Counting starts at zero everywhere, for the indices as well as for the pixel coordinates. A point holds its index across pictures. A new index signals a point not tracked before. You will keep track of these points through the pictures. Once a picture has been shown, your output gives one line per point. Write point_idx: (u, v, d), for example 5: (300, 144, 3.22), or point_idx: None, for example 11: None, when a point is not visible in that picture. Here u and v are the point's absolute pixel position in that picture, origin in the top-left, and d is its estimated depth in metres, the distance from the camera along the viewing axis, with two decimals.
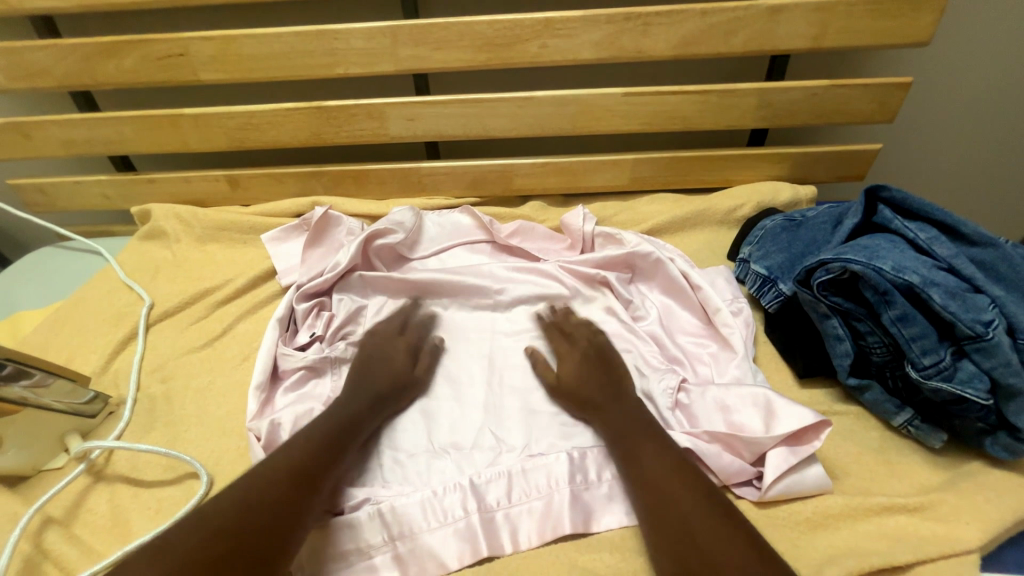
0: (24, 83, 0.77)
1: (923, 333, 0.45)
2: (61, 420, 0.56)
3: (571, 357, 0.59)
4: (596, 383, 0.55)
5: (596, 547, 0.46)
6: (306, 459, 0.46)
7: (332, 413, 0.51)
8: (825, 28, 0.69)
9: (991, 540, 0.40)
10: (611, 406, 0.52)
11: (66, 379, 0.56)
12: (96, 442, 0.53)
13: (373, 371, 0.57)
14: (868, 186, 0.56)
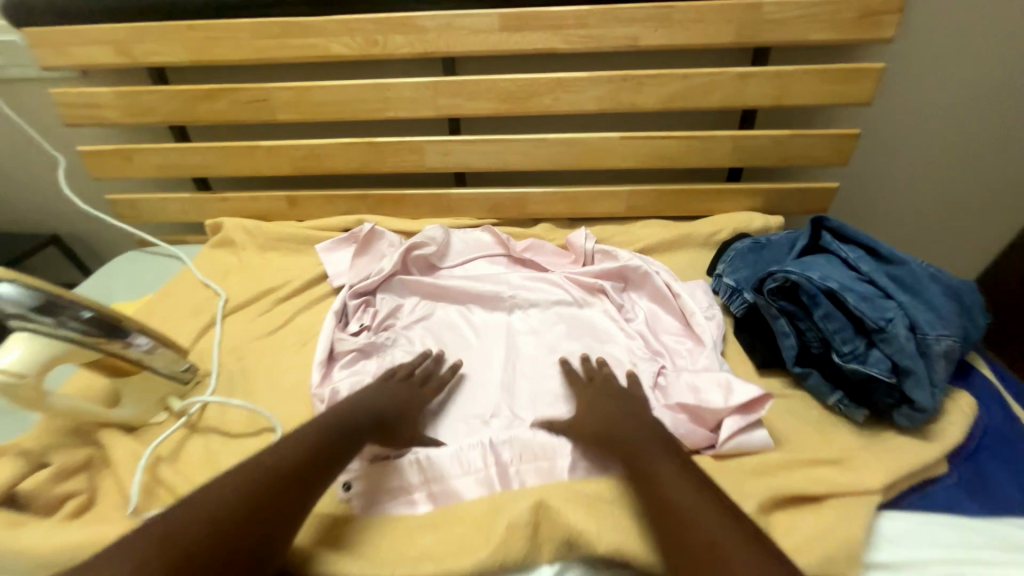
0: (135, 119, 0.95)
1: (842, 327, 0.59)
2: (161, 383, 0.69)
3: (585, 390, 0.64)
4: (602, 414, 0.58)
5: (588, 487, 0.49)
6: (297, 473, 0.50)
7: (338, 425, 0.56)
8: (784, 90, 0.86)
9: (893, 484, 0.52)
10: (620, 431, 0.55)
11: (172, 350, 0.70)
12: (196, 399, 0.68)
13: (380, 399, 0.63)
14: (814, 217, 0.71)
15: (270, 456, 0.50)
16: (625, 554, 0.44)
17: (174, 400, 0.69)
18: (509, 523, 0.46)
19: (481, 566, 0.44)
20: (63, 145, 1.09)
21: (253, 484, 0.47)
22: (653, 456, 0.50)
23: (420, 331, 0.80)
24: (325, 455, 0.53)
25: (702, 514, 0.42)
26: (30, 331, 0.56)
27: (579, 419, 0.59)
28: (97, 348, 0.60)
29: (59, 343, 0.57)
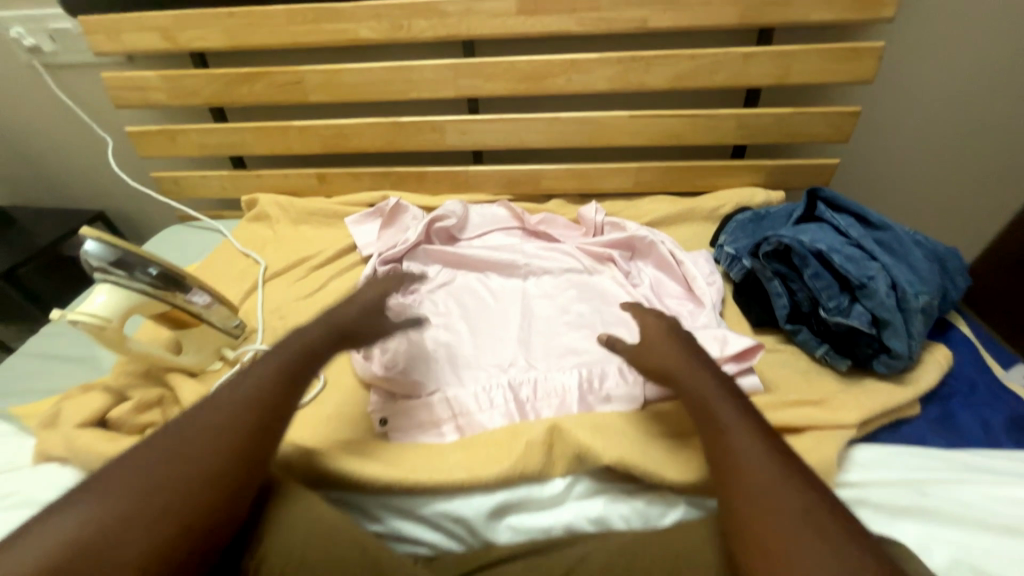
0: (179, 101, 1.03)
1: (828, 285, 0.65)
2: (217, 335, 0.77)
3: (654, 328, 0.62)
4: (680, 360, 0.55)
5: (598, 420, 0.57)
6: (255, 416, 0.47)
7: (297, 357, 0.53)
8: (788, 69, 0.90)
9: (868, 420, 0.59)
10: (702, 384, 0.52)
11: (224, 306, 0.78)
12: (249, 349, 0.77)
13: (335, 328, 0.59)
14: (810, 188, 0.77)
15: (217, 408, 0.46)
16: (627, 464, 0.51)
17: (228, 349, 0.78)
18: (528, 441, 0.54)
19: (505, 473, 0.52)
20: (111, 126, 1.18)
21: (199, 440, 0.44)
22: (729, 416, 0.47)
23: (443, 295, 0.87)
24: (280, 391, 0.50)
25: (766, 483, 0.41)
26: (109, 282, 0.65)
27: (648, 359, 0.58)
28: (163, 300, 0.68)
29: (131, 293, 0.66)
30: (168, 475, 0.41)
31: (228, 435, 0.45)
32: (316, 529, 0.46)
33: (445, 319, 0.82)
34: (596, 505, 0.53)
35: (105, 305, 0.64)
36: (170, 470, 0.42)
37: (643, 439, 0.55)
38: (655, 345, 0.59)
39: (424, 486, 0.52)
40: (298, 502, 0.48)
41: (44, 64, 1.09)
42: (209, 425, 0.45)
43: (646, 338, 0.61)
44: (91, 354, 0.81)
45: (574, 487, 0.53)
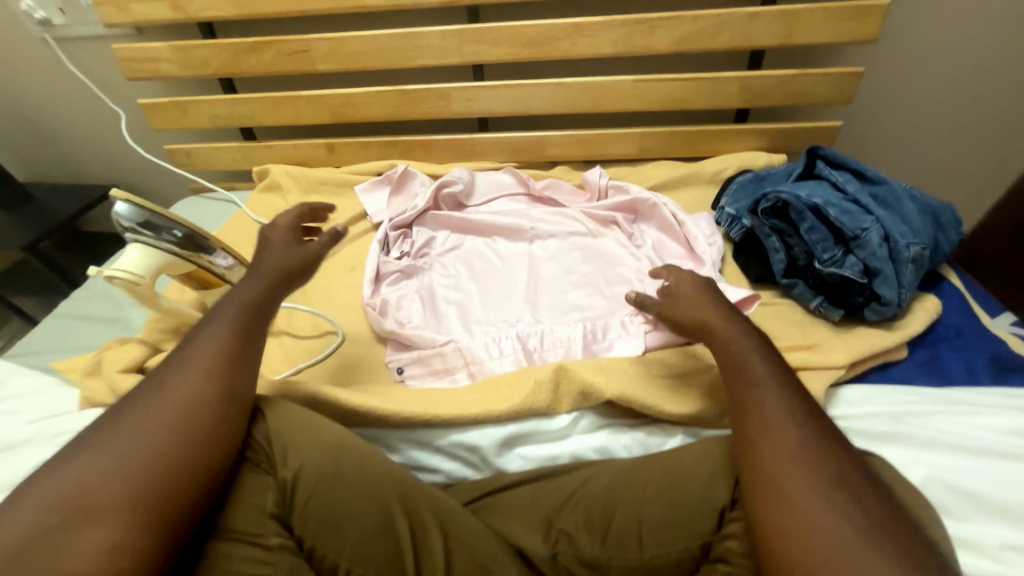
0: (190, 72, 1.05)
1: (824, 238, 0.68)
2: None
3: (689, 285, 0.58)
4: (722, 316, 0.53)
5: (605, 365, 0.60)
6: (226, 376, 0.48)
7: (246, 315, 0.52)
8: (792, 29, 0.90)
9: (857, 361, 0.62)
10: (741, 341, 0.50)
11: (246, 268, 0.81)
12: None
13: (269, 280, 0.56)
14: (809, 146, 0.79)
15: (184, 372, 0.47)
16: (628, 398, 0.56)
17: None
18: (536, 380, 0.58)
19: (515, 408, 0.57)
20: (123, 100, 1.20)
21: (171, 401, 0.45)
22: (760, 375, 0.47)
23: (452, 258, 0.90)
24: (244, 349, 0.50)
25: (779, 436, 0.43)
26: (140, 242, 0.69)
27: (688, 314, 0.55)
28: (189, 261, 0.72)
29: (160, 254, 0.70)
30: (147, 433, 0.43)
31: (203, 394, 0.46)
32: (306, 428, 0.50)
33: (455, 280, 0.86)
34: (599, 437, 0.57)
35: (136, 264, 0.68)
36: (148, 429, 0.43)
37: (642, 376, 0.60)
38: (694, 301, 0.56)
39: (441, 420, 0.56)
40: (281, 412, 0.51)
41: (55, 37, 1.11)
42: (178, 387, 0.46)
43: (680, 293, 0.57)
44: (120, 315, 0.86)
45: (579, 422, 0.58)
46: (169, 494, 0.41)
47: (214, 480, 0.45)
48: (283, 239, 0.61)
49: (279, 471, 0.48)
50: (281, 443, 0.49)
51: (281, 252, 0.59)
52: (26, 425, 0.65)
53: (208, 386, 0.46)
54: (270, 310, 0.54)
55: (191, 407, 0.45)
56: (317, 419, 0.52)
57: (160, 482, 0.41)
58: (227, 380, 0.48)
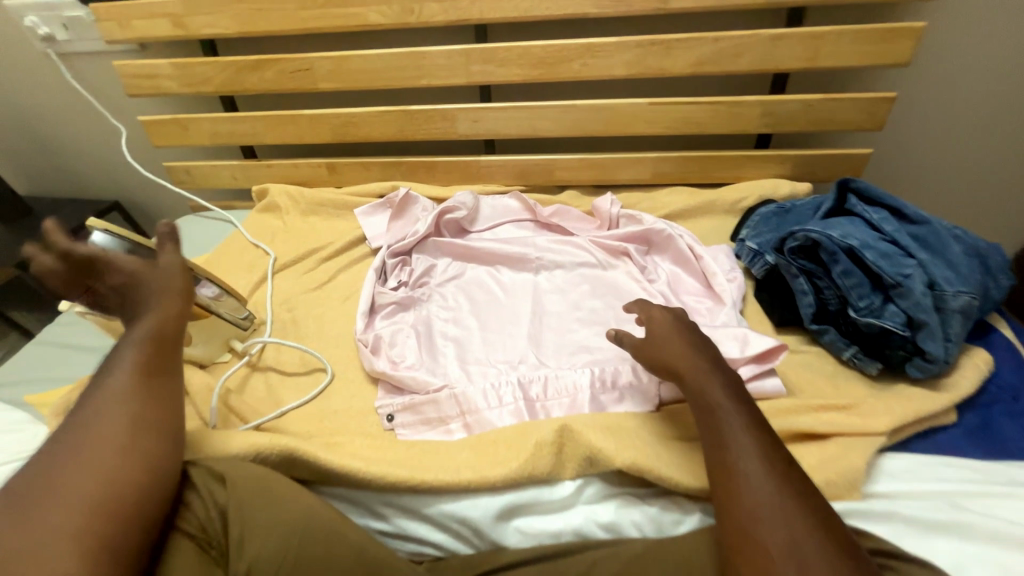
0: (190, 89, 1.02)
1: (860, 283, 0.61)
2: (226, 326, 0.76)
3: (659, 325, 0.60)
4: (689, 362, 0.55)
5: (621, 431, 0.53)
6: (143, 409, 0.46)
7: (151, 351, 0.50)
8: (817, 52, 0.84)
9: (899, 427, 0.55)
10: (711, 390, 0.52)
11: (234, 298, 0.78)
12: (256, 341, 0.75)
13: (161, 306, 0.52)
14: (840, 180, 0.73)
15: (106, 412, 0.45)
16: (641, 467, 0.49)
17: (236, 342, 0.76)
18: (537, 441, 0.52)
19: (513, 474, 0.50)
20: (125, 116, 1.19)
21: (85, 444, 0.43)
22: (732, 426, 0.48)
23: (452, 289, 0.85)
24: (157, 381, 0.49)
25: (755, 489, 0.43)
26: None
27: (656, 355, 0.58)
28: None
29: None
30: (59, 480, 0.40)
31: (129, 432, 0.44)
32: (267, 497, 0.45)
33: (454, 314, 0.80)
34: (607, 510, 0.50)
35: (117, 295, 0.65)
36: (61, 475, 0.40)
37: (656, 439, 0.53)
38: (664, 344, 0.58)
39: (429, 485, 0.50)
40: (240, 479, 0.47)
41: (57, 53, 1.09)
42: (91, 428, 0.44)
43: (654, 334, 0.59)
44: (102, 344, 0.82)
45: (584, 491, 0.51)
46: (101, 533, 0.39)
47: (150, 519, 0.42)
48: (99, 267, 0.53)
49: (233, 563, 0.42)
50: (237, 515, 0.44)
51: (146, 275, 0.54)
52: None
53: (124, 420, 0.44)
54: (173, 338, 0.52)
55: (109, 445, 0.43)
56: (282, 485, 0.47)
57: (85, 524, 0.39)
58: (141, 412, 0.46)
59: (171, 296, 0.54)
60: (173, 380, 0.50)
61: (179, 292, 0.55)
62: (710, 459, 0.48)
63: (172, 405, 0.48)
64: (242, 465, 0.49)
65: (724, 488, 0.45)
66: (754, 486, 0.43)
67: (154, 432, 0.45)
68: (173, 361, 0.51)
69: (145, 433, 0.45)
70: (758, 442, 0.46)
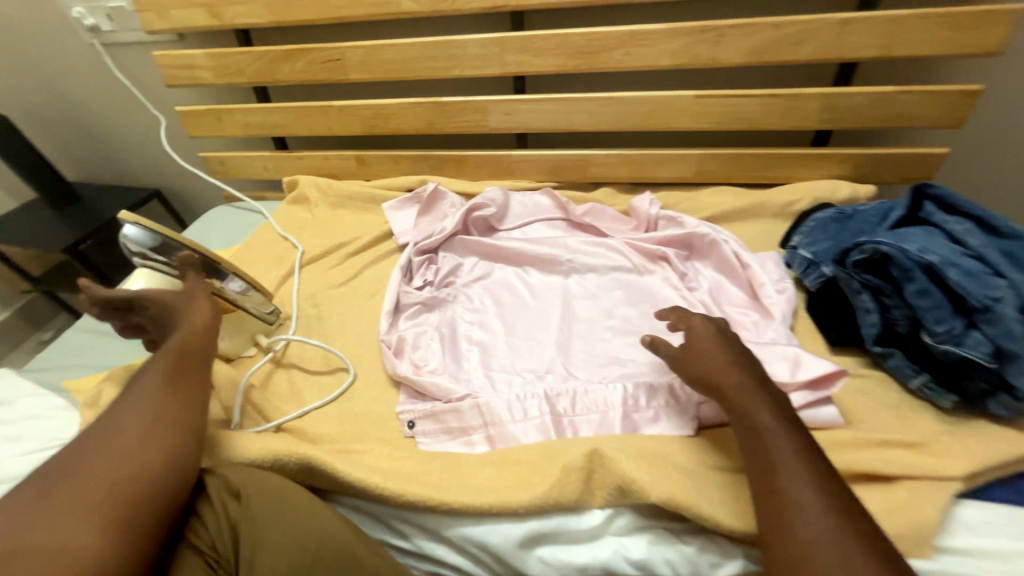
0: (224, 80, 1.02)
1: (938, 304, 0.54)
2: (252, 322, 0.75)
3: (698, 334, 0.55)
4: (734, 378, 0.49)
5: (658, 463, 0.49)
6: (167, 403, 0.47)
7: (178, 354, 0.52)
8: (892, 38, 0.75)
9: (978, 473, 0.48)
10: (757, 411, 0.46)
11: (260, 293, 0.76)
12: (281, 338, 0.74)
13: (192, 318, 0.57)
14: (916, 185, 0.65)
15: (133, 407, 0.46)
16: (678, 503, 0.45)
17: (262, 336, 0.76)
18: (564, 465, 0.49)
19: (538, 500, 0.47)
20: (165, 106, 1.21)
21: (108, 434, 0.44)
22: (782, 452, 0.43)
23: (479, 290, 0.82)
24: (181, 378, 0.50)
25: (811, 523, 0.38)
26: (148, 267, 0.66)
27: (694, 369, 0.53)
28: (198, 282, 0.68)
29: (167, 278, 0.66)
30: (81, 466, 0.41)
31: (151, 425, 0.45)
32: (282, 511, 0.45)
33: (480, 317, 0.77)
34: (638, 544, 0.47)
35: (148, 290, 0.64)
36: (82, 463, 0.41)
37: (694, 470, 0.49)
38: (705, 356, 0.53)
39: (450, 506, 0.48)
40: (256, 494, 0.46)
41: (102, 43, 1.12)
42: (116, 418, 0.45)
43: (692, 345, 0.54)
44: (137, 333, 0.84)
45: (614, 521, 0.48)
46: (118, 522, 0.39)
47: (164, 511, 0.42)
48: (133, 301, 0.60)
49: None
50: (251, 534, 0.43)
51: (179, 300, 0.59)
52: (23, 456, 0.61)
53: (147, 413, 0.46)
54: (198, 342, 0.55)
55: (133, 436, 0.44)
56: (299, 500, 0.46)
57: (100, 512, 0.39)
58: (165, 406, 0.47)
59: (199, 310, 0.58)
60: (197, 380, 0.52)
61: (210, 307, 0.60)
62: (758, 489, 0.43)
63: (196, 402, 0.49)
64: (261, 477, 0.48)
65: (776, 524, 0.40)
66: (810, 520, 0.38)
67: (175, 427, 0.46)
68: (200, 363, 0.54)
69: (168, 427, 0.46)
70: (811, 472, 0.41)
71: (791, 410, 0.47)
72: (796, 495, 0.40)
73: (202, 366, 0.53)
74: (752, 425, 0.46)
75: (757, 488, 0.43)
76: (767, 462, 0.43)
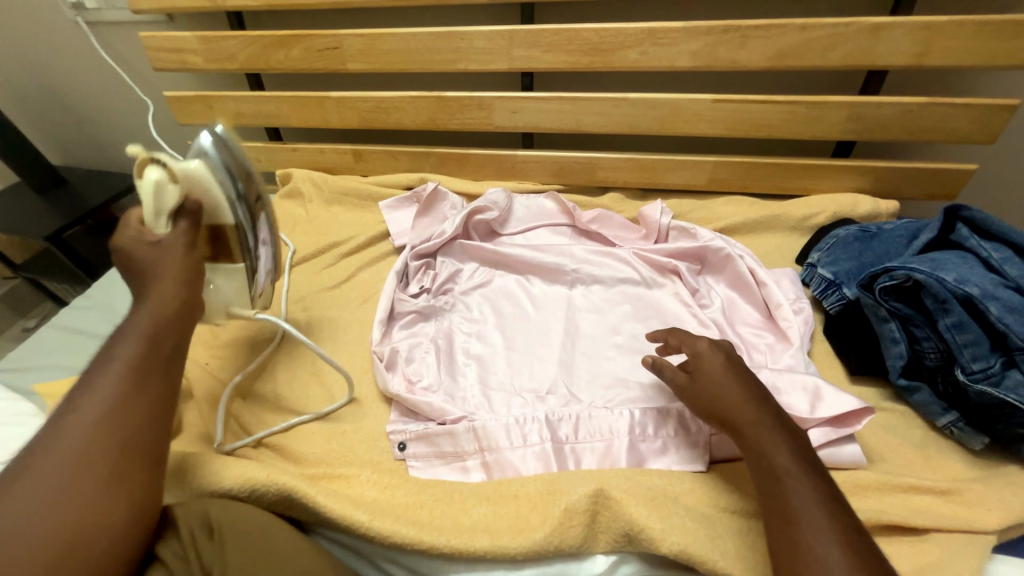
0: (216, 65, 0.96)
1: (976, 341, 0.50)
2: (238, 289, 0.61)
3: (702, 362, 0.51)
4: (749, 414, 0.45)
5: (672, 511, 0.45)
6: (127, 416, 0.39)
7: (140, 353, 0.42)
8: (929, 46, 0.70)
9: (1011, 526, 0.45)
10: (774, 451, 0.42)
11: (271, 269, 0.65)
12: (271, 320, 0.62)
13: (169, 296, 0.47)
14: (949, 205, 0.61)
15: (85, 419, 0.38)
16: (690, 557, 0.42)
17: (241, 312, 0.63)
18: (566, 508, 0.45)
19: (536, 545, 0.44)
20: (154, 90, 1.15)
21: (54, 465, 0.35)
22: (803, 500, 0.38)
23: (478, 298, 0.77)
24: (145, 397, 0.41)
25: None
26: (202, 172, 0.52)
27: (702, 399, 0.49)
28: (239, 209, 0.55)
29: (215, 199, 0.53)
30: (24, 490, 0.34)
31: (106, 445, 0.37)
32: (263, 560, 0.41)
33: (478, 328, 0.73)
34: None
35: (187, 196, 0.52)
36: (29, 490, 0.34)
37: (704, 515, 0.46)
38: (715, 388, 0.48)
39: (441, 549, 0.45)
40: (231, 539, 0.41)
41: (86, 21, 1.06)
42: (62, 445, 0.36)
43: (699, 373, 0.50)
44: None
45: (619, 568, 0.46)
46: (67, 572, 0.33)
47: (126, 558, 0.36)
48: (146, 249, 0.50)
49: None
50: None
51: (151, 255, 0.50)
52: None
53: (102, 442, 0.37)
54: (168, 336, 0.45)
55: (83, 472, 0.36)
56: (278, 537, 0.43)
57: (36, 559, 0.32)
58: (122, 430, 0.38)
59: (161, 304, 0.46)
60: (166, 383, 0.43)
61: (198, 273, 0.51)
62: (776, 542, 0.38)
63: (161, 414, 0.41)
64: (239, 518, 0.43)
65: None
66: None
67: (139, 447, 0.38)
68: (169, 361, 0.44)
69: (132, 447, 0.38)
70: (835, 526, 0.37)
71: (810, 453, 0.43)
72: (821, 552, 0.35)
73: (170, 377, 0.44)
74: (768, 467, 0.41)
75: (775, 540, 0.38)
76: (786, 509, 0.39)
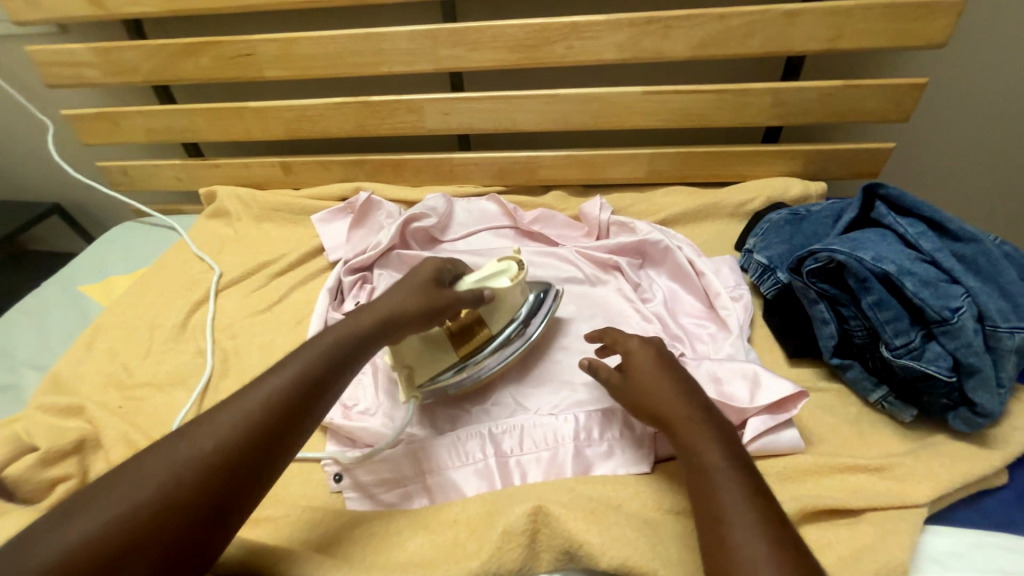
0: (117, 78, 0.89)
1: (896, 316, 0.51)
2: (435, 366, 0.57)
3: (634, 359, 0.50)
4: (681, 410, 0.44)
5: (614, 521, 0.44)
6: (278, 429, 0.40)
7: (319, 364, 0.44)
8: (841, 31, 0.72)
9: (940, 497, 0.47)
10: (704, 447, 0.41)
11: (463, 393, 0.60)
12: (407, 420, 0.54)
13: (356, 328, 0.48)
14: (867, 184, 0.62)
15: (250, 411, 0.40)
16: (633, 570, 0.41)
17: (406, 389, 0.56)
18: (503, 530, 0.43)
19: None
20: (51, 108, 1.05)
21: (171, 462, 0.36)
22: (730, 496, 0.38)
23: None
24: (283, 424, 0.40)
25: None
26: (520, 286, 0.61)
27: (637, 399, 0.47)
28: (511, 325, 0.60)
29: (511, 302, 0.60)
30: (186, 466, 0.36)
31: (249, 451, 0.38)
32: None
33: None
34: None
35: (501, 290, 0.59)
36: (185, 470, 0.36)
37: (648, 522, 0.45)
38: (646, 387, 0.47)
39: None
40: None
41: None
42: (183, 452, 0.37)
43: (632, 373, 0.49)
44: (14, 381, 0.71)
45: None
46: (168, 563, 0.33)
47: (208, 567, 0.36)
48: (427, 279, 0.55)
49: None
50: None
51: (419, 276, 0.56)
52: None
53: (230, 447, 0.38)
54: (348, 356, 0.47)
55: (193, 482, 0.35)
56: None
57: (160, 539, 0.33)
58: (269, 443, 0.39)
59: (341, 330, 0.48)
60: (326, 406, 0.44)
61: (425, 316, 0.53)
62: (706, 542, 0.37)
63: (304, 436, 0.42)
64: None
65: None
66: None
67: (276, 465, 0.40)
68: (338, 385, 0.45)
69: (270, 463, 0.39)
70: (762, 520, 0.36)
71: (739, 447, 0.42)
72: (748, 550, 0.34)
73: (300, 435, 0.42)
74: (698, 465, 0.40)
75: (706, 541, 0.37)
76: (716, 507, 0.37)
